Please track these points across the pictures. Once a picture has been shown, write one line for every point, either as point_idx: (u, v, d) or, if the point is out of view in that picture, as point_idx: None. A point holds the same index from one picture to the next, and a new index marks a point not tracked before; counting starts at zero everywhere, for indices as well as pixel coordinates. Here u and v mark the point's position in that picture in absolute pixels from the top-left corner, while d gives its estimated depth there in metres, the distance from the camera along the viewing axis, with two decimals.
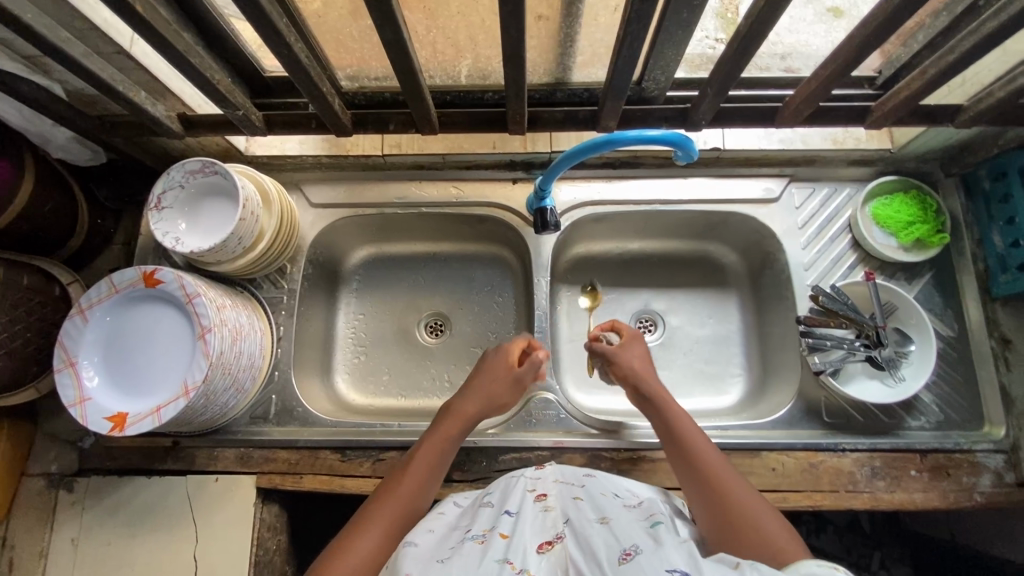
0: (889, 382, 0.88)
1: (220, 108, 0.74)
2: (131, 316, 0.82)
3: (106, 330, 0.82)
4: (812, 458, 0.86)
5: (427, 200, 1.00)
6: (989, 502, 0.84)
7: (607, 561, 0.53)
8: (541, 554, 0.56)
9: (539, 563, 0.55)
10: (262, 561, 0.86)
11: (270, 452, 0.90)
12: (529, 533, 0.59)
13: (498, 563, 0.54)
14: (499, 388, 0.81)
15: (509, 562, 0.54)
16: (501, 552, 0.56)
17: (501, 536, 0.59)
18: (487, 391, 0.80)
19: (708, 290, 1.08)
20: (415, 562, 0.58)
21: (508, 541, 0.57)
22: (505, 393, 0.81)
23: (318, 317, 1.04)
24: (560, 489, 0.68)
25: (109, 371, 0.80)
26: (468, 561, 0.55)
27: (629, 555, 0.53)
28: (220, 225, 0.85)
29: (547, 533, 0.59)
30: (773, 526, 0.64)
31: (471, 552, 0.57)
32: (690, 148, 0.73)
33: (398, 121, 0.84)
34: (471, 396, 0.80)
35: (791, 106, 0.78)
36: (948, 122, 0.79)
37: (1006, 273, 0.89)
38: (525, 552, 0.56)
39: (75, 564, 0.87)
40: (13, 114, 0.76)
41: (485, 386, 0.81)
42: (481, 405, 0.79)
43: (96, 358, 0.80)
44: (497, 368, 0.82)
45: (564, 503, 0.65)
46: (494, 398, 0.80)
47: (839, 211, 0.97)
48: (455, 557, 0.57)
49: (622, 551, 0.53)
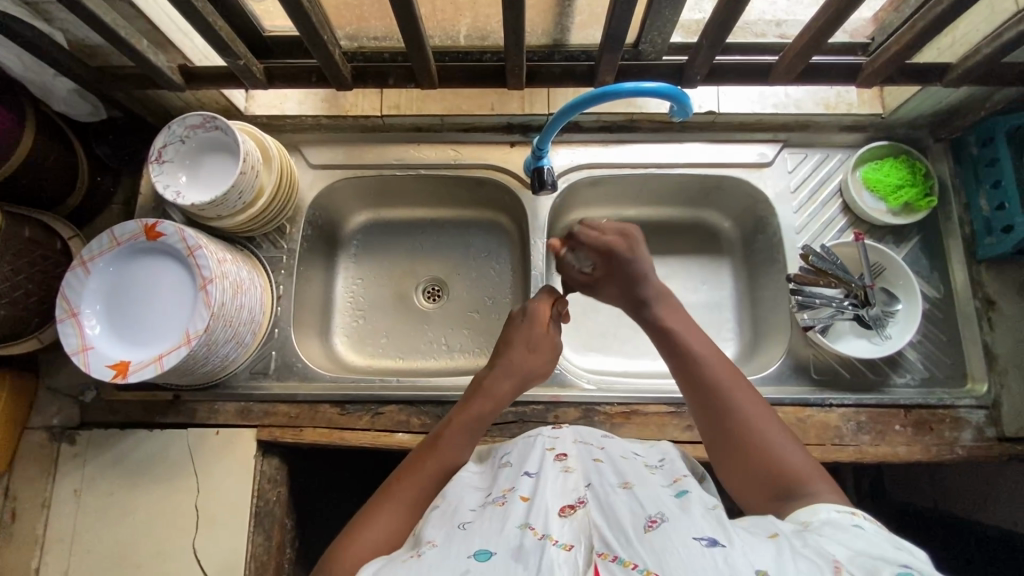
0: (874, 340, 0.91)
1: (221, 57, 0.75)
2: (128, 286, 0.83)
3: (105, 296, 0.82)
4: (800, 413, 0.88)
5: (425, 162, 1.01)
6: (970, 455, 0.87)
7: (632, 528, 0.52)
8: (564, 518, 0.55)
9: (561, 528, 0.53)
10: (262, 512, 0.88)
11: (270, 406, 0.91)
12: (551, 496, 0.58)
13: (519, 530, 0.53)
14: (535, 359, 0.80)
15: (530, 528, 0.53)
16: (522, 517, 0.55)
17: (522, 499, 0.59)
18: (524, 367, 0.79)
19: (701, 257, 1.10)
20: (435, 532, 0.57)
21: (529, 503, 0.58)
22: (540, 365, 0.81)
23: (317, 280, 1.05)
24: (581, 452, 0.69)
25: (110, 327, 0.81)
26: (491, 527, 0.55)
27: (656, 523, 0.52)
28: (222, 180, 0.86)
29: (569, 497, 0.59)
30: (789, 446, 0.66)
31: (493, 517, 0.57)
32: (686, 102, 0.74)
33: (398, 75, 0.85)
34: (505, 372, 0.78)
35: (785, 61, 0.79)
36: (936, 82, 0.81)
37: (991, 235, 0.91)
38: (547, 515, 0.55)
39: (78, 514, 0.88)
40: (13, 62, 0.77)
41: (519, 363, 0.79)
42: (515, 380, 0.79)
43: (98, 310, 0.81)
44: (535, 337, 0.81)
45: (586, 466, 0.65)
46: (528, 373, 0.80)
47: (830, 176, 0.99)
48: (477, 524, 0.57)
49: (648, 519, 0.53)
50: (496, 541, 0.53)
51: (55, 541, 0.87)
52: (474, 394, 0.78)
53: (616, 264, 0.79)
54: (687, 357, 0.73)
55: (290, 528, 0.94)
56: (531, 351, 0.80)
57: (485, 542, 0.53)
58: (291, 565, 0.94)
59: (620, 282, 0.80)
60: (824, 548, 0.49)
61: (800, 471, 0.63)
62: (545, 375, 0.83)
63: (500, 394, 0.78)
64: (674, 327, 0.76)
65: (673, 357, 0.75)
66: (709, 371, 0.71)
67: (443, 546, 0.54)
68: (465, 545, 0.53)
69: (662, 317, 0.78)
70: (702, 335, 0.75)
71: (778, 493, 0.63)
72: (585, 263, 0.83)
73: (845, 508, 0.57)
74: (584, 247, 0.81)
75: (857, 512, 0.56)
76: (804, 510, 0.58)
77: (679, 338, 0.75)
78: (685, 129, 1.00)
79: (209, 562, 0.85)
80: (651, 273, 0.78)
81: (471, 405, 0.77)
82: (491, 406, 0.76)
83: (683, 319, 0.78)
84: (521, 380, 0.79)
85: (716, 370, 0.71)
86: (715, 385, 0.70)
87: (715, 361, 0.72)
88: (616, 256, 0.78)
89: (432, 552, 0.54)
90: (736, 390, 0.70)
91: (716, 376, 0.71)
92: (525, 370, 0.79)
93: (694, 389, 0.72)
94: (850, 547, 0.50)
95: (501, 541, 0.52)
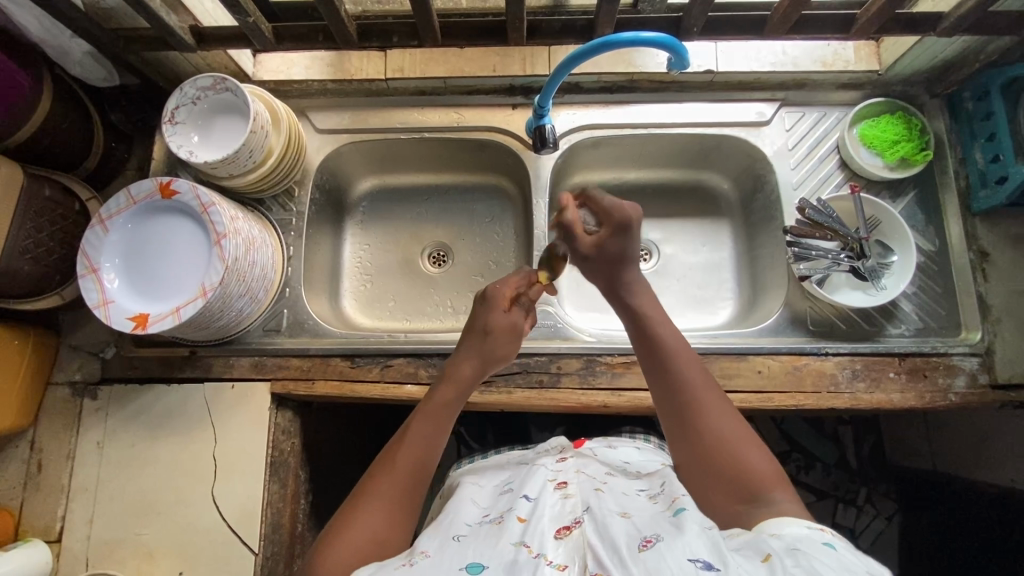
0: (870, 292, 0.93)
1: (231, 15, 0.77)
2: (135, 270, 0.85)
3: (121, 278, 0.84)
4: (796, 362, 0.91)
5: (429, 125, 1.04)
6: (963, 401, 0.89)
7: (628, 546, 0.54)
8: (560, 539, 0.58)
9: (557, 548, 0.57)
10: (276, 462, 0.91)
11: (282, 360, 0.95)
12: (547, 519, 0.62)
13: (513, 547, 0.58)
14: (494, 344, 0.81)
15: (525, 545, 0.58)
16: (517, 536, 0.60)
17: (518, 520, 0.63)
18: (486, 349, 0.80)
19: (701, 219, 1.12)
20: (430, 543, 0.62)
21: (525, 524, 0.62)
22: (504, 345, 0.81)
23: (326, 244, 1.08)
24: (582, 479, 0.73)
25: (123, 303, 0.83)
26: (487, 543, 0.60)
27: (650, 543, 0.54)
28: (232, 140, 0.88)
29: (565, 519, 0.62)
30: (756, 451, 0.67)
31: (489, 536, 0.62)
32: (683, 53, 0.76)
33: (402, 33, 0.87)
34: (465, 356, 0.80)
35: (779, 12, 0.80)
36: (929, 32, 0.83)
37: (985, 188, 0.92)
38: (543, 537, 0.59)
39: (101, 464, 0.91)
40: (32, 23, 0.80)
41: (479, 346, 0.81)
42: (477, 363, 0.80)
43: (114, 285, 0.84)
44: (494, 322, 0.81)
45: (584, 491, 0.69)
46: (490, 353, 0.81)
47: (828, 134, 1.00)
48: (471, 539, 0.62)
49: (643, 539, 0.56)
50: (490, 556, 0.57)
51: (80, 490, 0.91)
52: (441, 382, 0.79)
53: (623, 227, 0.76)
54: (661, 357, 0.74)
55: (304, 480, 0.98)
56: (490, 334, 0.80)
57: (479, 556, 0.57)
58: (306, 516, 0.98)
59: (605, 268, 0.79)
60: (807, 566, 0.49)
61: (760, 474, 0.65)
62: (507, 358, 0.83)
63: (463, 380, 0.79)
64: (655, 322, 0.77)
65: (649, 356, 0.75)
66: (683, 374, 0.72)
67: (435, 557, 0.58)
68: (460, 559, 0.57)
69: (646, 313, 0.77)
70: (679, 334, 0.76)
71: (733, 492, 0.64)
72: (592, 220, 0.80)
73: (815, 525, 0.57)
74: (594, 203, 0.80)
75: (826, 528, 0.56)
76: (773, 523, 0.58)
77: (656, 336, 0.75)
78: (684, 89, 1.01)
79: (228, 510, 0.89)
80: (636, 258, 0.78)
81: (436, 395, 0.78)
82: (455, 395, 0.78)
83: (663, 315, 0.78)
84: (484, 362, 0.80)
85: (689, 372, 0.72)
86: (686, 387, 0.71)
87: (688, 364, 0.73)
88: (625, 219, 0.76)
89: (424, 561, 0.58)
90: (710, 399, 0.71)
91: (688, 376, 0.72)
92: (487, 351, 0.80)
93: (666, 391, 0.72)
94: (834, 569, 0.49)
95: (494, 556, 0.56)
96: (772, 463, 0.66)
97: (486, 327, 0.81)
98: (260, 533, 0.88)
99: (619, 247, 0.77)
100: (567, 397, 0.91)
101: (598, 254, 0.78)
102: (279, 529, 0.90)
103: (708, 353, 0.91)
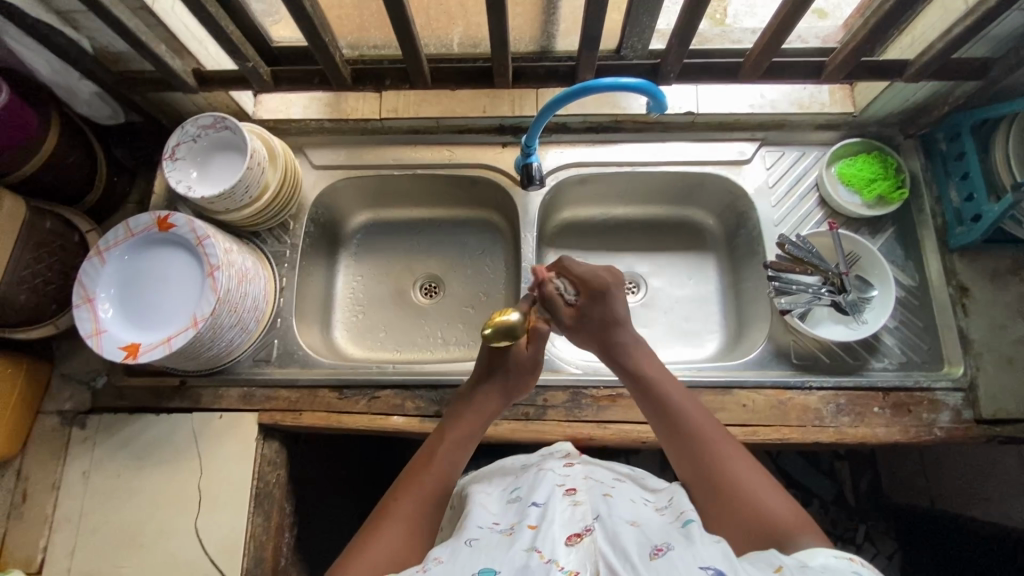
0: (852, 326, 0.95)
1: (232, 60, 0.82)
2: (137, 315, 0.86)
3: (123, 324, 0.85)
4: (781, 396, 0.91)
5: (420, 162, 1.07)
6: (949, 436, 0.89)
7: (639, 555, 0.55)
8: (571, 546, 0.57)
9: (569, 555, 0.56)
10: (262, 493, 0.91)
11: (271, 391, 0.95)
12: (558, 525, 0.60)
13: (525, 552, 0.56)
14: (519, 378, 0.83)
15: (537, 551, 0.56)
16: (528, 541, 0.58)
17: (529, 527, 0.61)
18: (511, 383, 0.83)
19: (687, 252, 1.14)
20: (442, 549, 0.61)
21: (537, 531, 0.60)
22: (524, 382, 0.84)
23: (318, 276, 1.10)
24: (591, 485, 0.70)
25: (127, 342, 0.84)
26: (498, 551, 0.58)
27: (661, 552, 0.55)
28: (229, 176, 0.92)
29: (576, 524, 0.61)
30: (777, 497, 0.67)
31: (500, 543, 0.60)
32: (661, 98, 0.80)
33: (395, 76, 0.92)
34: (491, 389, 0.82)
35: (751, 60, 0.85)
36: (896, 77, 0.87)
37: (961, 225, 0.95)
38: (554, 542, 0.58)
39: (87, 494, 0.91)
40: (44, 66, 0.84)
41: (508, 381, 0.83)
42: (501, 396, 0.83)
43: (115, 330, 0.85)
44: (518, 361, 0.83)
45: (593, 497, 0.66)
46: (512, 390, 0.84)
47: (807, 172, 1.04)
48: (483, 544, 0.60)
49: (654, 548, 0.56)
50: (503, 561, 0.56)
51: (63, 521, 0.90)
52: (462, 411, 0.81)
53: (600, 294, 0.84)
54: (662, 408, 0.76)
55: (289, 512, 0.97)
56: (514, 373, 0.83)
57: (491, 561, 0.56)
58: (290, 551, 0.97)
59: (595, 333, 0.84)
60: None
61: (774, 506, 0.65)
62: (526, 390, 0.86)
63: (488, 413, 0.81)
64: (654, 381, 0.79)
65: (650, 405, 0.78)
66: (687, 422, 0.74)
67: (448, 563, 0.58)
68: (471, 564, 0.56)
69: (640, 369, 0.80)
70: (680, 385, 0.78)
71: (762, 532, 0.63)
72: (570, 290, 0.86)
73: (842, 555, 0.57)
74: (569, 274, 0.87)
75: (853, 558, 0.56)
76: (803, 552, 0.58)
77: (656, 386, 0.78)
78: (666, 130, 1.06)
79: (211, 543, 0.88)
80: (626, 319, 0.84)
81: (458, 422, 0.80)
82: (477, 423, 0.80)
83: (661, 369, 0.81)
84: (508, 393, 0.83)
85: (690, 419, 0.75)
86: (695, 434, 0.73)
87: (692, 411, 0.75)
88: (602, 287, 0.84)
89: (438, 569, 0.58)
90: (719, 444, 0.72)
91: (694, 429, 0.74)
92: (512, 385, 0.83)
93: (677, 442, 0.74)
94: None
95: (507, 562, 0.55)
96: (797, 513, 0.65)
97: (509, 368, 0.82)
98: (242, 566, 0.87)
99: (602, 311, 0.84)
100: (553, 429, 0.91)
101: (580, 325, 0.85)
102: (262, 563, 0.89)
103: (693, 386, 0.92)
